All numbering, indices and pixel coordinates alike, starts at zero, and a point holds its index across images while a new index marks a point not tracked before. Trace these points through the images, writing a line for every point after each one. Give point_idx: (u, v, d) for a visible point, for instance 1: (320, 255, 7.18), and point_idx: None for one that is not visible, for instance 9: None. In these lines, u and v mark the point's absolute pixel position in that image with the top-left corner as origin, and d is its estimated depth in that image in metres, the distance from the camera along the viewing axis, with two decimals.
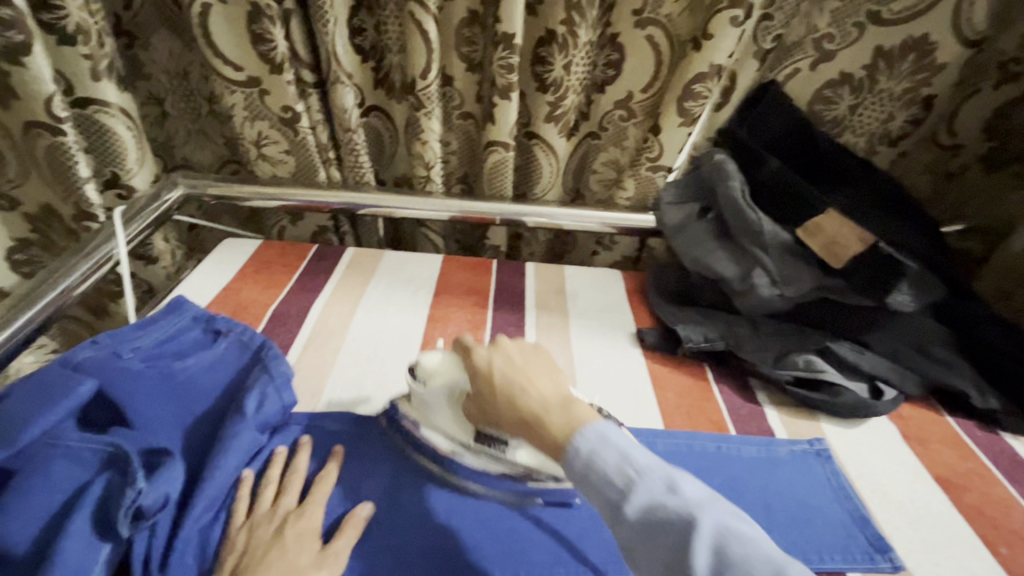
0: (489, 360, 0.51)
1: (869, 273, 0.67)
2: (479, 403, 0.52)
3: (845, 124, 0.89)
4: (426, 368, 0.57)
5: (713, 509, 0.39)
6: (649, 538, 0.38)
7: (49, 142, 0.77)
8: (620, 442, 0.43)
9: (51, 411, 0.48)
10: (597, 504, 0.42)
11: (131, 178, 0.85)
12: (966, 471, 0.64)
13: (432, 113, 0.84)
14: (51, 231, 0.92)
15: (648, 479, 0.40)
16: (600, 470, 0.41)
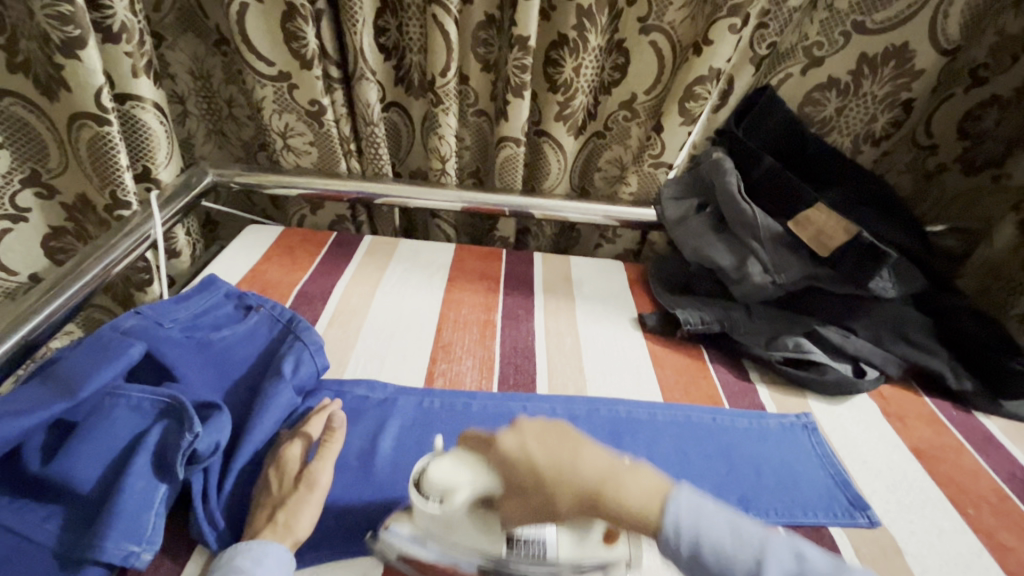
0: (521, 445, 0.45)
1: (854, 261, 0.73)
2: (519, 501, 0.44)
3: (832, 124, 0.95)
4: (436, 483, 0.45)
5: (848, 573, 0.39)
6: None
7: (92, 134, 0.79)
8: (724, 512, 0.41)
9: (109, 368, 0.53)
10: None
11: (161, 172, 0.89)
12: (939, 444, 0.69)
13: (449, 109, 0.90)
14: (87, 222, 0.95)
15: (773, 551, 0.39)
16: (714, 552, 0.40)
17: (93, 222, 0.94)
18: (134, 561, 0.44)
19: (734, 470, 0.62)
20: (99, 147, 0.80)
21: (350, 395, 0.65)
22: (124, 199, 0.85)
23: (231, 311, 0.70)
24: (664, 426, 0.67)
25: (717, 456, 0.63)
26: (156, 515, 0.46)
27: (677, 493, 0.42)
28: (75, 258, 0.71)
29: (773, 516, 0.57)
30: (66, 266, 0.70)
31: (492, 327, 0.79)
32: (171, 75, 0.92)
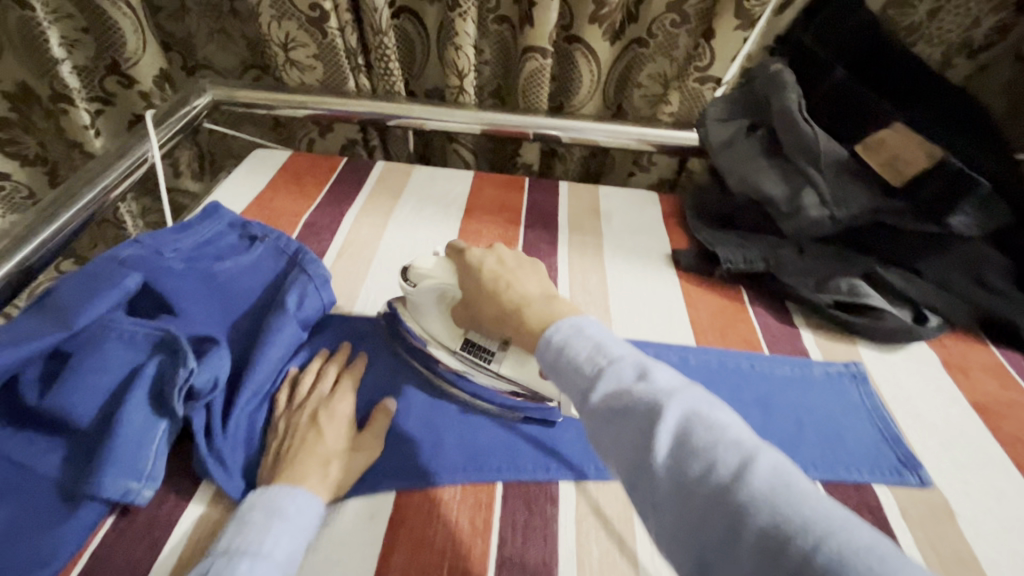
0: (480, 260, 0.55)
1: (940, 187, 0.61)
2: (471, 300, 0.54)
3: (920, 33, 0.80)
4: (418, 271, 0.58)
5: (684, 396, 0.35)
6: (571, 378, 0.39)
7: (23, 16, 0.79)
8: (596, 334, 0.41)
9: (101, 299, 0.50)
10: (569, 393, 0.40)
11: (136, 68, 0.84)
12: (1005, 399, 0.62)
13: (468, 14, 0.79)
14: (31, 113, 0.93)
15: (620, 367, 0.38)
16: (573, 359, 0.40)
17: (37, 114, 0.92)
18: (134, 497, 0.43)
19: (770, 420, 0.57)
20: (29, 31, 0.80)
21: (359, 331, 0.61)
22: (65, 92, 0.86)
23: (235, 241, 0.66)
24: (696, 371, 0.61)
25: (753, 405, 0.58)
26: (155, 452, 0.45)
27: (561, 320, 0.43)
28: (68, 181, 0.67)
29: (812, 472, 0.53)
30: (64, 186, 0.66)
31: None
32: None
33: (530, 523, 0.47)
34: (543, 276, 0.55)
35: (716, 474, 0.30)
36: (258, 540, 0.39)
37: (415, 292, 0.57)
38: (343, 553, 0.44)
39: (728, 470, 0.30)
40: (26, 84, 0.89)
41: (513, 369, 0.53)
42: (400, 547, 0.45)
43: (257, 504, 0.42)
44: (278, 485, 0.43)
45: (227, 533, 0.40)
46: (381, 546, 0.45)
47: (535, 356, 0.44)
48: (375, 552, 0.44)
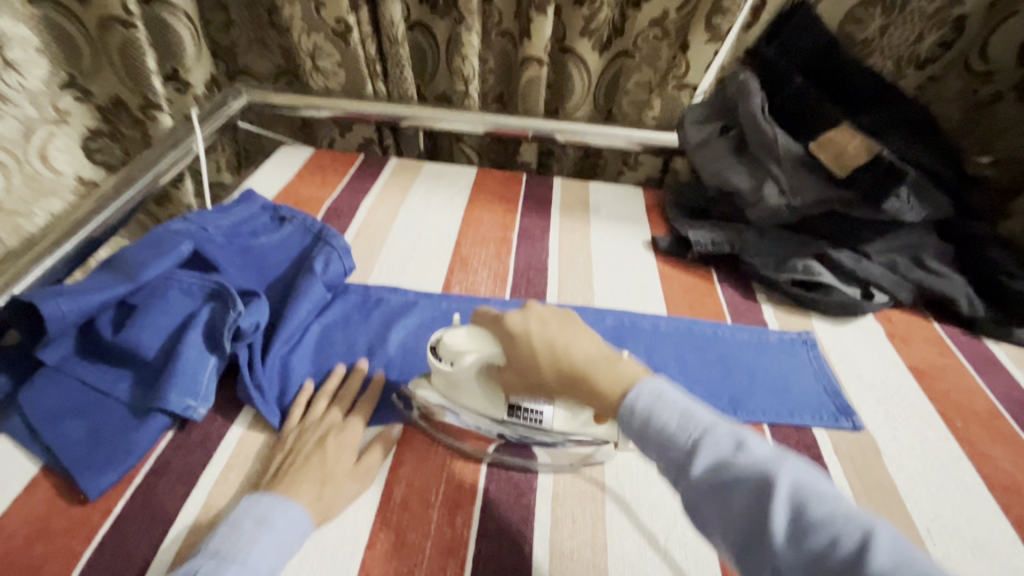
0: (525, 325, 0.49)
1: (875, 179, 0.71)
2: (522, 369, 0.48)
3: (873, 46, 0.91)
4: (450, 348, 0.50)
5: (784, 465, 0.36)
6: (664, 449, 0.40)
7: (123, 35, 0.86)
8: (681, 400, 0.42)
9: (163, 260, 0.60)
10: (661, 463, 0.40)
11: (189, 75, 0.97)
12: (940, 364, 0.71)
13: (473, 28, 0.90)
14: (120, 123, 0.99)
15: (714, 437, 0.39)
16: (662, 428, 0.41)
17: (126, 122, 0.99)
18: (192, 413, 0.53)
19: (729, 376, 0.66)
20: (130, 51, 0.88)
21: (374, 297, 0.70)
22: (157, 101, 0.94)
23: (267, 221, 0.75)
24: (666, 335, 0.70)
25: (714, 362, 0.67)
26: (208, 379, 0.54)
27: (643, 383, 0.44)
28: (128, 167, 0.78)
29: (759, 416, 0.61)
30: (124, 171, 0.77)
31: (508, 245, 0.83)
32: None
33: None
34: (594, 335, 0.50)
35: (842, 548, 0.31)
36: (246, 549, 0.41)
37: (452, 373, 0.51)
38: None
39: (853, 542, 0.31)
40: (119, 97, 0.95)
41: (568, 428, 0.51)
42: (407, 460, 0.53)
43: (249, 512, 0.43)
44: (271, 494, 0.45)
45: (218, 535, 0.42)
46: (391, 459, 0.53)
47: (619, 426, 0.44)
48: (386, 464, 0.53)
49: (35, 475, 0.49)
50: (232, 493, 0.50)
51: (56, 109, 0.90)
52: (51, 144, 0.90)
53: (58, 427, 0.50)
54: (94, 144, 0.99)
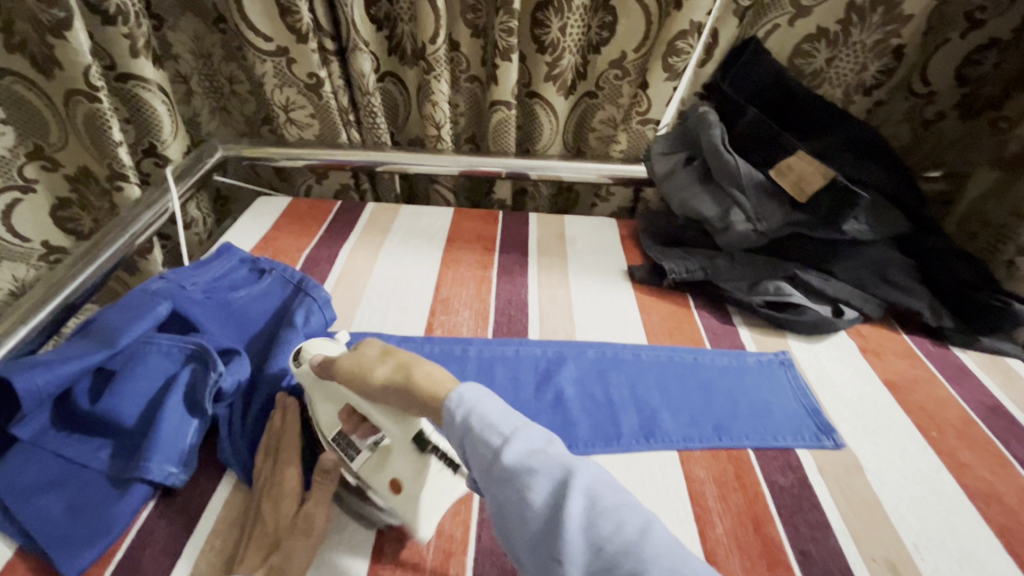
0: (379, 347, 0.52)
1: (833, 202, 0.74)
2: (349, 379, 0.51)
3: (822, 76, 0.96)
4: (313, 351, 0.57)
5: (586, 463, 0.39)
6: (480, 442, 0.40)
7: (87, 109, 0.85)
8: (502, 402, 0.42)
9: (140, 323, 0.59)
10: (474, 459, 0.40)
11: (166, 149, 0.96)
12: (913, 375, 0.73)
13: (441, 76, 0.93)
14: (88, 192, 1.00)
15: (530, 434, 0.40)
16: (482, 425, 0.40)
17: (94, 192, 0.99)
18: (173, 480, 0.51)
19: (710, 402, 0.67)
20: (95, 122, 0.86)
21: (357, 345, 0.70)
22: (124, 171, 0.91)
23: (246, 275, 0.75)
24: (649, 364, 0.72)
25: (695, 389, 0.68)
26: (189, 445, 0.53)
27: (468, 384, 0.44)
28: (101, 231, 0.78)
29: (743, 441, 0.62)
30: (96, 237, 0.77)
31: (489, 283, 0.84)
32: (175, 56, 0.99)
33: None
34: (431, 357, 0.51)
35: (621, 534, 0.34)
36: None
37: (314, 377, 0.55)
38: (348, 524, 0.52)
39: (632, 530, 0.34)
40: (86, 167, 0.96)
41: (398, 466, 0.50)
42: None
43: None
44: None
45: None
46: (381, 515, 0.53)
47: (439, 426, 0.43)
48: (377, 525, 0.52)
49: (9, 558, 0.48)
50: (218, 562, 0.49)
51: (22, 178, 0.94)
52: (14, 212, 0.96)
53: (34, 502, 0.48)
54: (63, 212, 1.02)
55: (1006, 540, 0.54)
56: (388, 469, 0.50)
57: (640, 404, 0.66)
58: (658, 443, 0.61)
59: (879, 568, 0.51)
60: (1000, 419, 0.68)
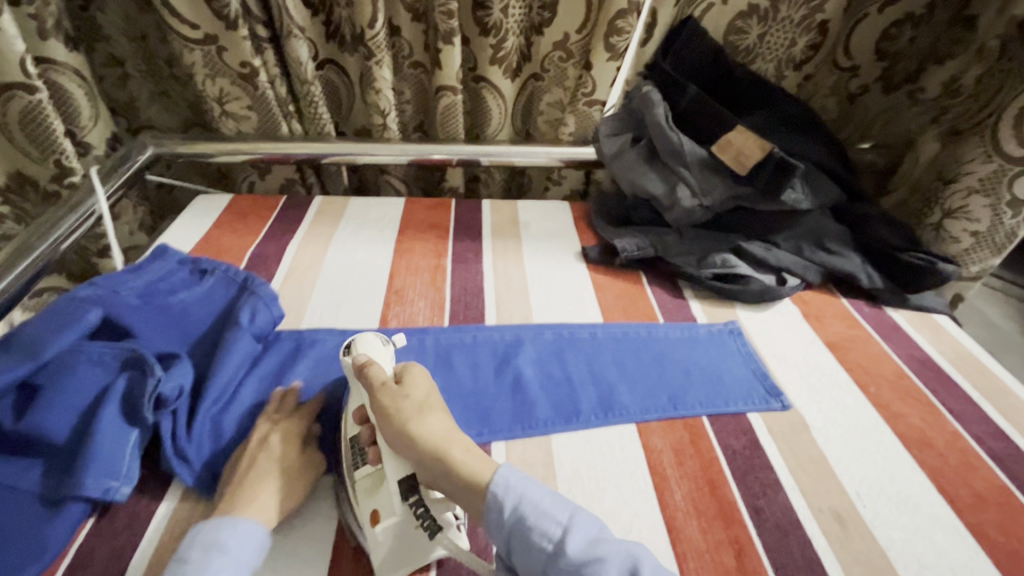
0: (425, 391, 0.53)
1: (771, 172, 0.77)
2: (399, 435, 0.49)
3: (755, 52, 0.98)
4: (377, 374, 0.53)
5: (643, 556, 0.43)
6: (533, 542, 0.44)
7: (22, 105, 0.78)
8: (539, 492, 0.46)
9: (67, 332, 0.55)
10: (531, 562, 0.44)
11: (87, 136, 0.90)
12: (852, 336, 0.77)
13: (383, 62, 0.90)
14: (17, 204, 0.92)
15: (577, 524, 0.44)
16: (531, 523, 0.44)
17: (33, 200, 0.92)
18: (114, 494, 0.49)
19: (666, 374, 0.69)
20: (33, 117, 0.80)
21: (309, 341, 0.68)
22: (70, 165, 0.86)
23: (186, 276, 0.71)
24: (606, 341, 0.73)
25: (650, 363, 0.70)
26: (129, 456, 0.50)
27: (506, 467, 0.48)
28: (21, 237, 0.72)
29: (698, 409, 0.64)
30: (14, 244, 0.71)
31: (443, 271, 0.83)
32: (106, 38, 0.92)
33: None
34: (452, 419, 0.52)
35: None
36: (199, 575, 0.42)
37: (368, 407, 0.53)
38: (304, 526, 0.52)
39: None
40: (21, 172, 0.88)
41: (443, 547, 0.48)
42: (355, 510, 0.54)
43: (195, 542, 0.44)
44: (211, 520, 0.46)
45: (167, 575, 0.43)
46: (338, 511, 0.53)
47: (483, 523, 0.46)
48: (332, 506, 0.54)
49: None
50: None
51: None
52: None
53: None
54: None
55: (938, 482, 0.58)
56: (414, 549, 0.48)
57: (597, 380, 0.67)
58: (615, 417, 0.62)
59: (825, 517, 0.54)
60: (929, 370, 0.72)
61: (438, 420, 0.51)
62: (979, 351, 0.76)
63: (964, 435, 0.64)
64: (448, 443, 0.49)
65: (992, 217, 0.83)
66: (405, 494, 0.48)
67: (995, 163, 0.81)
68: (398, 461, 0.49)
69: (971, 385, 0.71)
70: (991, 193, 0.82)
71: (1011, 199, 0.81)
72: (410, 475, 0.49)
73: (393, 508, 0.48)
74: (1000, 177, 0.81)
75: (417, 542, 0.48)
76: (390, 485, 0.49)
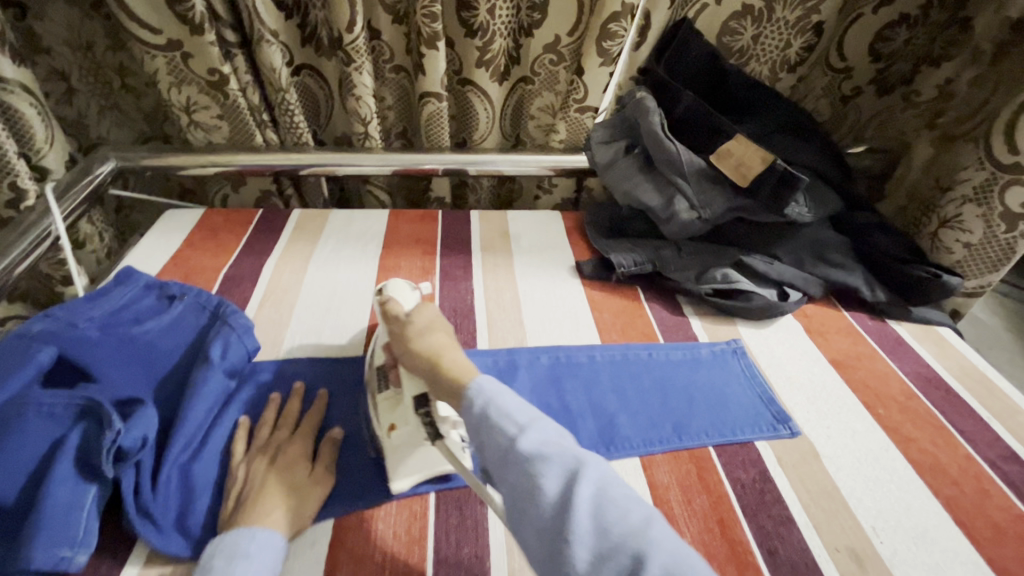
0: (432, 317, 0.58)
1: (771, 188, 0.74)
2: (406, 349, 0.55)
3: (749, 54, 0.95)
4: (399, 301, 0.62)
5: (595, 462, 0.41)
6: (494, 431, 0.43)
7: None
8: (514, 397, 0.45)
9: (14, 379, 0.49)
10: (487, 448, 0.43)
11: (42, 158, 0.84)
12: (857, 352, 0.74)
13: (363, 68, 0.85)
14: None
15: (539, 425, 0.43)
16: (496, 416, 0.43)
17: None
18: (69, 564, 0.44)
19: (669, 401, 0.65)
20: None
21: (288, 374, 0.64)
22: (25, 188, 0.82)
23: (153, 304, 0.66)
24: (604, 366, 0.69)
25: (652, 388, 0.67)
26: (87, 517, 0.46)
27: (486, 375, 0.48)
28: None
29: (703, 439, 0.61)
30: None
31: (431, 290, 0.79)
32: (48, 51, 0.84)
33: (466, 524, 0.52)
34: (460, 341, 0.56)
35: (632, 523, 0.37)
36: None
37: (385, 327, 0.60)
38: None
39: (639, 520, 0.37)
40: None
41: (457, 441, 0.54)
42: (345, 563, 0.48)
43: (217, 552, 0.44)
44: (236, 529, 0.45)
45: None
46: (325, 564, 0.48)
47: (459, 412, 0.46)
48: (327, 542, 0.50)
49: None
50: None
51: None
52: None
53: None
54: None
55: (954, 512, 0.56)
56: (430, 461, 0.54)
57: (597, 409, 0.63)
58: (619, 451, 0.59)
59: (842, 558, 0.51)
60: (937, 388, 0.70)
61: (441, 336, 0.55)
62: (984, 365, 0.74)
63: (977, 458, 0.61)
64: (443, 352, 0.52)
65: (984, 229, 0.80)
66: (417, 405, 0.53)
67: (988, 171, 0.77)
68: (413, 378, 0.54)
69: (979, 403, 0.69)
70: (982, 203, 0.79)
71: (1003, 210, 0.77)
72: (422, 394, 0.53)
73: (407, 419, 0.54)
74: (991, 186, 0.77)
75: (427, 452, 0.53)
76: (407, 400, 0.54)
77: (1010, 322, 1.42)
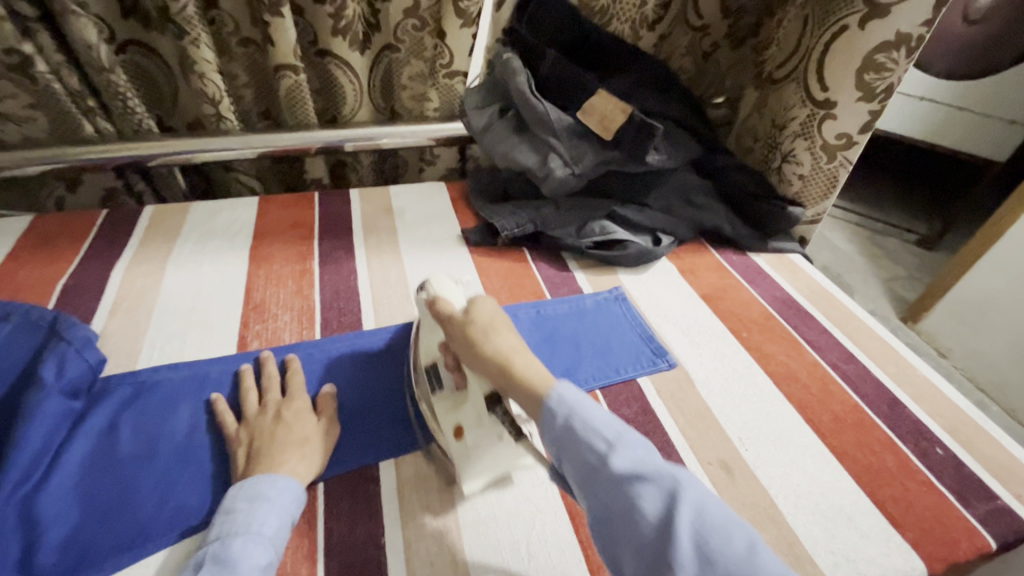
0: (490, 313, 0.53)
1: (634, 134, 0.78)
2: (467, 353, 0.52)
3: (609, 13, 0.97)
4: (441, 288, 0.57)
5: (688, 482, 0.39)
6: (580, 452, 0.42)
7: None
8: (595, 408, 0.44)
9: None
10: (574, 467, 0.42)
11: None
12: (724, 285, 0.81)
13: (201, 40, 0.77)
14: None
15: (628, 445, 0.42)
16: (580, 432, 0.43)
17: None
18: None
19: (556, 351, 0.68)
20: None
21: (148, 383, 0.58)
22: None
23: None
24: None
25: (541, 343, 0.68)
26: None
27: (565, 383, 0.47)
28: None
29: (591, 382, 0.64)
30: None
31: (310, 276, 0.75)
32: None
33: (357, 507, 0.51)
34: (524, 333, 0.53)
35: (737, 550, 0.35)
36: (248, 523, 0.44)
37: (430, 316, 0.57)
38: None
39: (743, 547, 0.35)
40: None
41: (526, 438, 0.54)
42: None
43: (240, 495, 0.46)
44: (255, 474, 0.47)
45: (217, 524, 0.45)
46: None
47: (537, 425, 0.46)
48: None
49: None
50: None
51: None
52: None
53: None
54: None
55: (804, 412, 0.63)
56: (499, 461, 0.53)
57: None
58: None
59: (714, 468, 0.56)
60: (790, 308, 0.78)
61: (509, 336, 0.52)
62: (828, 283, 0.84)
63: (821, 363, 0.70)
64: (514, 354, 0.50)
65: (812, 160, 0.89)
66: (491, 405, 0.53)
67: (808, 108, 0.86)
68: (479, 376, 0.53)
69: (823, 315, 0.78)
70: (808, 137, 0.88)
71: (823, 142, 0.86)
72: (493, 392, 0.52)
73: (480, 418, 0.53)
74: (811, 121, 0.86)
75: (502, 451, 0.53)
76: (477, 399, 0.53)
77: (859, 245, 1.62)
